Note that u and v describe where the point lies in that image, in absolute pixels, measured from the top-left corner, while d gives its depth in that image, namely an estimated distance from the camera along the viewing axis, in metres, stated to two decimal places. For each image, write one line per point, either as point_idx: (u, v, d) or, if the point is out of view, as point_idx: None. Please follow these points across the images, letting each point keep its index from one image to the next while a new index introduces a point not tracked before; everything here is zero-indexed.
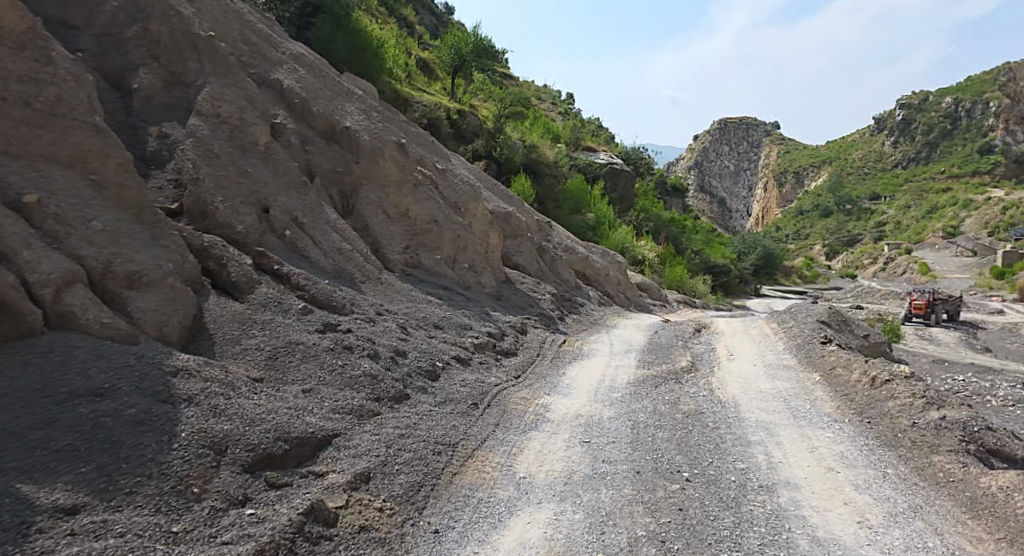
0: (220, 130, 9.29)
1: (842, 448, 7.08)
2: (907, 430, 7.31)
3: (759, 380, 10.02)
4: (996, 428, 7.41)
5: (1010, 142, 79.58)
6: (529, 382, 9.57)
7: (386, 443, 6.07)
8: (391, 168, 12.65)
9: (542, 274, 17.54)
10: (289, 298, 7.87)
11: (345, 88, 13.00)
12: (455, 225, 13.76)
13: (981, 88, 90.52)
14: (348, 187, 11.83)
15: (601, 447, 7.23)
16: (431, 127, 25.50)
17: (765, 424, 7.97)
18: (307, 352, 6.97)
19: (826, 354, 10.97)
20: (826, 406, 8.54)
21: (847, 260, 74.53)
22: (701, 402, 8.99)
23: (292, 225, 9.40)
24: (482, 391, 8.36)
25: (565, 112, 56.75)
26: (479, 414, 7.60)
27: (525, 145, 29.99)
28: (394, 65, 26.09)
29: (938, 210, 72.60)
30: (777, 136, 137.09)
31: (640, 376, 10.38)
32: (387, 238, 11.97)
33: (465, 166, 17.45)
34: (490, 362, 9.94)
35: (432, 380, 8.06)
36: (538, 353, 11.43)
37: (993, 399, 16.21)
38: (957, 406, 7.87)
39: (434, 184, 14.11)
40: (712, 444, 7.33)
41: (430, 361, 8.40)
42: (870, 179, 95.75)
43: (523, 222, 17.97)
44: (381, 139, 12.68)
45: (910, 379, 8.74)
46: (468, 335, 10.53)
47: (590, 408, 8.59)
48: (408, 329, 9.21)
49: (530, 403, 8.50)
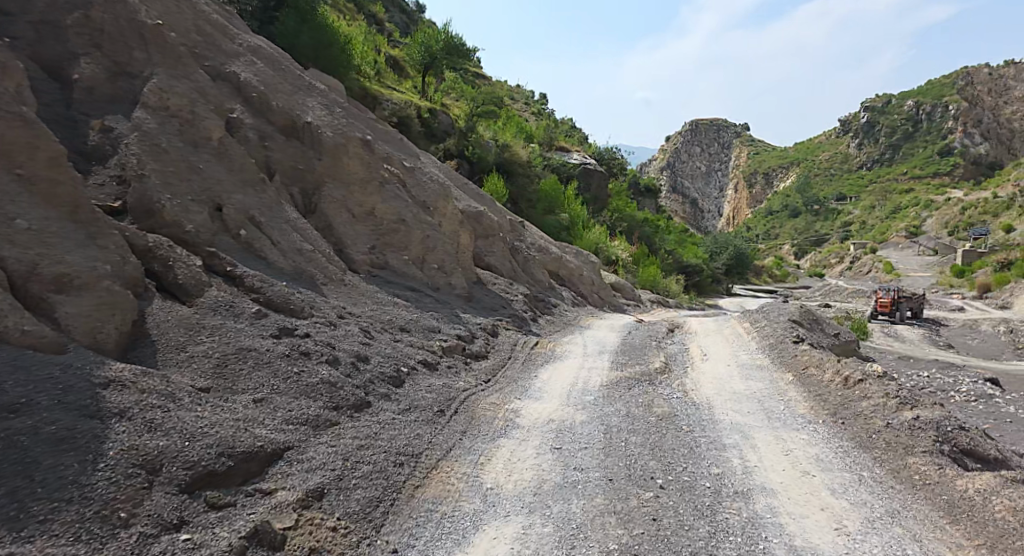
0: (169, 125, 8.79)
1: (817, 450, 6.93)
2: (882, 430, 7.19)
3: (733, 381, 9.87)
4: (969, 427, 7.34)
5: (968, 144, 82.19)
6: (499, 387, 9.23)
7: (344, 455, 5.69)
8: (355, 166, 12.22)
9: (515, 274, 17.26)
10: (242, 301, 7.44)
11: (307, 83, 12.55)
12: (423, 224, 13.38)
13: (941, 92, 93.38)
14: (310, 185, 11.38)
15: (573, 454, 6.94)
16: (401, 125, 25.05)
17: (739, 427, 7.79)
18: (260, 359, 6.55)
19: (799, 353, 10.90)
20: (800, 407, 8.40)
21: (815, 259, 76.01)
22: (675, 404, 8.79)
23: (247, 224, 8.96)
24: (450, 397, 8.01)
25: (539, 112, 56.68)
26: (445, 421, 7.25)
27: (498, 144, 29.72)
28: (362, 62, 25.58)
29: (902, 210, 74.55)
30: (747, 138, 139.40)
31: (613, 378, 10.15)
32: (351, 238, 11.54)
33: (435, 164, 17.08)
34: (459, 366, 9.59)
35: (397, 386, 7.68)
36: (509, 356, 11.12)
37: (958, 395, 16.46)
38: (930, 405, 7.79)
39: (401, 183, 13.72)
40: (686, 449, 7.11)
41: (394, 367, 8.02)
42: (837, 180, 97.92)
43: (495, 222, 17.66)
44: (345, 135, 12.26)
45: (883, 379, 8.67)
46: (436, 338, 10.18)
47: (561, 412, 8.32)
48: (372, 333, 8.81)
49: (500, 409, 8.18)
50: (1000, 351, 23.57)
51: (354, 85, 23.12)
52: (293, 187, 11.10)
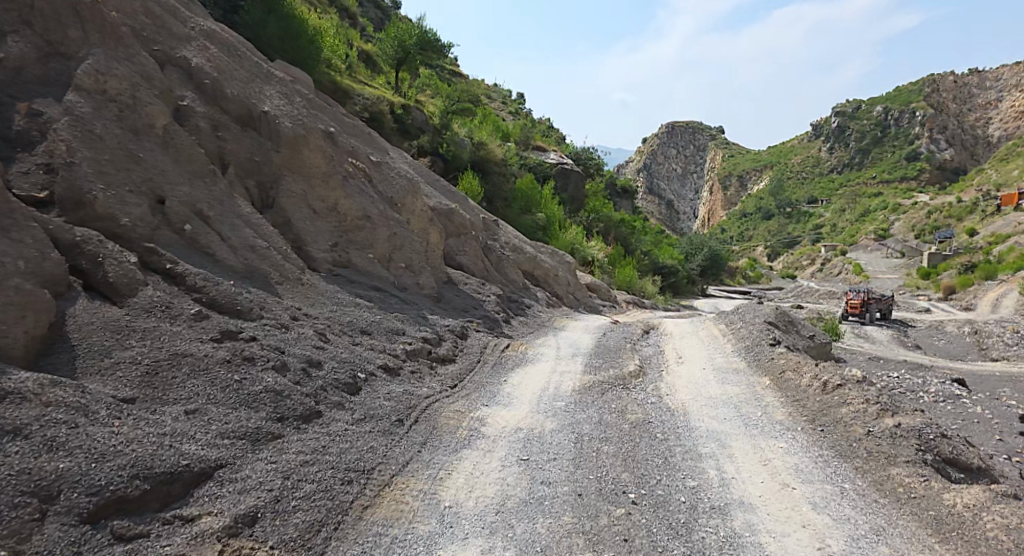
0: (107, 110, 8.07)
1: (797, 461, 6.56)
2: (862, 439, 6.86)
3: (709, 385, 9.50)
4: (951, 435, 7.06)
5: (934, 150, 83.99)
6: (466, 393, 8.72)
7: (284, 474, 5.16)
8: (316, 159, 11.59)
9: (487, 274, 16.76)
10: (181, 302, 6.81)
11: (265, 71, 11.87)
12: (390, 221, 12.81)
13: (908, 97, 95.37)
14: (266, 178, 10.72)
15: (541, 466, 6.48)
16: (373, 121, 24.32)
17: (716, 435, 7.40)
18: (196, 366, 5.97)
19: (775, 356, 10.60)
20: (778, 413, 8.06)
21: (787, 261, 76.91)
22: (649, 410, 8.39)
23: (193, 219, 8.32)
24: (411, 404, 7.47)
25: (515, 111, 56.15)
26: (403, 431, 6.73)
27: (472, 142, 29.17)
28: (333, 55, 24.75)
29: (871, 213, 75.92)
30: (721, 141, 140.93)
31: (585, 382, 9.72)
32: (311, 235, 10.92)
33: (404, 160, 16.47)
34: (423, 372, 9.05)
35: (351, 394, 7.13)
36: (478, 360, 10.60)
37: (927, 396, 16.45)
38: (910, 411, 7.49)
39: (367, 178, 13.12)
40: (661, 459, 6.70)
41: (351, 373, 7.47)
42: (809, 183, 99.50)
43: (467, 220, 17.14)
44: (306, 126, 11.61)
45: (862, 384, 8.37)
46: (400, 341, 9.64)
47: (531, 420, 7.85)
48: (328, 336, 8.23)
49: (464, 417, 7.65)
50: (965, 352, 23.86)
51: (325, 79, 22.36)
52: (249, 180, 10.43)
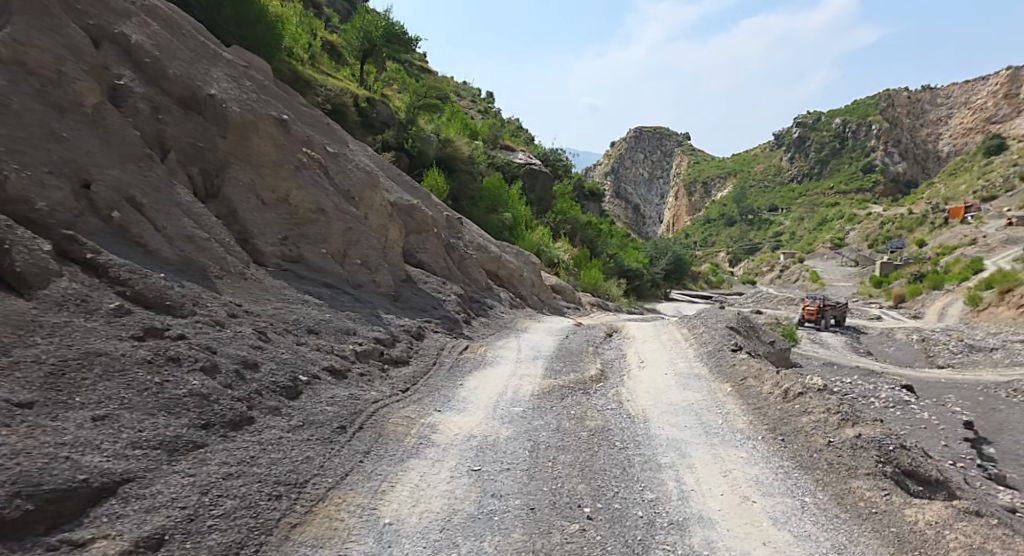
0: (25, 84, 7.34)
1: (759, 472, 6.33)
2: (822, 450, 6.69)
3: (670, 391, 9.25)
4: (909, 446, 6.95)
5: (889, 163, 86.94)
6: (418, 397, 8.26)
7: (202, 489, 4.66)
8: (266, 147, 10.95)
9: (449, 273, 16.28)
10: (101, 295, 6.18)
11: (212, 52, 11.17)
12: (345, 214, 12.24)
13: (865, 111, 98.50)
14: (211, 165, 10.05)
15: (492, 477, 6.08)
16: (335, 113, 23.55)
17: (676, 444, 7.13)
18: (111, 367, 5.38)
19: (737, 362, 10.45)
20: (739, 421, 7.84)
21: (748, 267, 78.45)
22: (609, 416, 8.08)
23: (123, 206, 7.67)
24: (356, 409, 7.00)
25: (484, 110, 55.67)
26: (344, 438, 6.25)
27: (439, 139, 28.63)
28: (295, 44, 23.88)
29: (828, 222, 78.10)
30: (687, 147, 143.39)
31: (544, 386, 9.37)
32: (259, 227, 10.30)
33: (364, 152, 15.87)
34: (373, 375, 8.55)
35: (290, 398, 6.61)
36: (434, 362, 10.14)
37: (878, 401, 16.72)
38: (870, 421, 7.36)
39: (322, 169, 12.53)
40: (619, 470, 6.38)
41: (291, 375, 6.95)
42: (770, 191, 101.83)
43: (429, 216, 16.63)
44: (255, 112, 10.97)
45: (823, 393, 8.23)
46: (349, 341, 9.12)
47: (485, 427, 7.44)
48: (269, 335, 7.67)
49: (413, 424, 7.19)
50: (914, 359, 24.49)
51: (285, 68, 21.53)
52: (191, 167, 9.74)
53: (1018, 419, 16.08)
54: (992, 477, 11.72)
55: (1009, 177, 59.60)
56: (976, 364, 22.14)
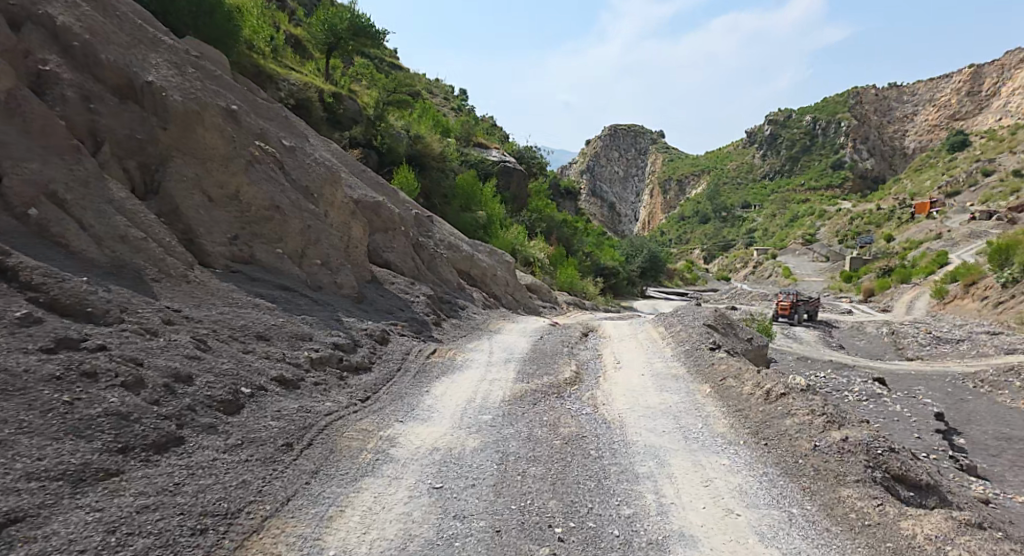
0: None
1: (744, 480, 5.78)
2: (808, 454, 6.19)
3: (647, 393, 8.72)
4: (898, 448, 6.51)
5: (857, 159, 88.41)
6: (378, 407, 7.61)
7: (108, 527, 4.00)
8: (213, 140, 10.36)
9: (418, 273, 15.61)
10: (7, 303, 5.46)
11: (152, 36, 10.50)
12: (303, 212, 11.63)
13: (834, 108, 100.05)
14: (151, 159, 9.52)
15: (455, 495, 5.48)
16: (299, 108, 22.71)
17: (654, 450, 6.55)
18: (10, 385, 4.69)
19: (716, 362, 10.02)
20: (720, 425, 7.31)
21: (722, 263, 79.02)
22: (583, 422, 7.50)
23: (44, 202, 6.96)
24: (306, 422, 6.35)
25: (458, 107, 54.96)
26: (290, 457, 5.61)
27: (409, 135, 27.91)
28: (257, 36, 22.93)
29: (799, 218, 79.07)
30: (662, 145, 144.26)
31: (515, 391, 8.75)
32: (205, 225, 9.75)
33: (323, 147, 15.31)
34: (330, 383, 7.93)
35: (228, 414, 5.98)
36: (399, 367, 9.47)
37: (851, 395, 16.57)
38: (857, 423, 6.89)
39: (277, 164, 11.95)
40: (593, 482, 5.78)
41: (231, 387, 6.30)
42: (743, 188, 102.88)
43: (396, 214, 15.95)
44: (200, 102, 10.35)
45: (806, 393, 7.79)
46: (304, 348, 8.51)
47: (450, 438, 6.80)
48: (209, 344, 7.01)
49: (370, 437, 6.53)
50: (885, 351, 24.56)
51: (245, 61, 20.66)
52: (128, 160, 9.18)
53: (987, 410, 16.07)
54: (964, 467, 11.53)
55: (972, 172, 60.84)
56: (944, 355, 22.23)
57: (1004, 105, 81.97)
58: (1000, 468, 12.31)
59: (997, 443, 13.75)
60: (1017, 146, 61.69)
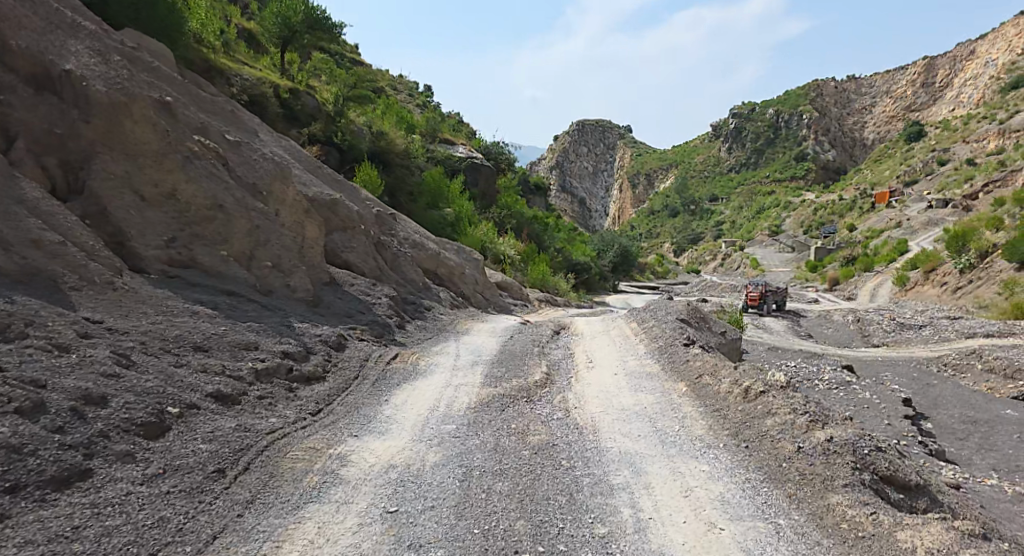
0: None
1: (725, 489, 5.26)
2: (792, 458, 5.72)
3: (620, 395, 8.17)
4: (885, 447, 6.08)
5: (819, 150, 89.96)
6: (331, 420, 6.90)
7: None
8: (143, 133, 9.77)
9: (380, 273, 14.92)
10: None
11: (71, 20, 9.93)
12: (249, 210, 11.03)
13: (796, 101, 101.65)
14: (73, 155, 9.03)
15: (412, 520, 4.75)
16: (253, 104, 21.77)
17: (630, 459, 5.90)
18: None
19: (690, 358, 9.60)
20: (698, 428, 6.78)
21: (692, 256, 79.64)
22: (554, 429, 6.82)
23: None
24: (242, 444, 5.66)
25: (424, 104, 53.95)
26: (220, 486, 4.93)
27: (371, 132, 27.08)
28: (206, 29, 21.82)
29: (765, 210, 80.12)
30: (629, 140, 144.93)
31: (481, 397, 8.10)
32: (137, 227, 9.15)
33: (272, 143, 14.74)
34: (276, 397, 7.24)
35: (150, 439, 5.34)
36: (355, 376, 8.76)
37: (821, 383, 16.45)
38: (840, 421, 6.45)
39: (220, 160, 11.33)
40: (565, 497, 5.09)
41: (155, 408, 5.69)
42: (710, 181, 103.97)
43: (355, 212, 15.26)
44: (127, 92, 9.79)
45: (787, 391, 7.34)
46: (247, 358, 7.84)
47: (408, 453, 6.00)
48: (131, 360, 6.40)
49: (319, 456, 5.78)
50: (851, 339, 24.70)
51: (193, 55, 19.61)
52: (46, 158, 8.72)
53: (952, 394, 16.10)
54: (933, 453, 11.35)
55: (928, 161, 62.20)
56: (908, 341, 22.38)
57: (956, 95, 84.29)
58: (968, 451, 12.18)
59: (964, 427, 13.67)
60: (970, 134, 63.41)
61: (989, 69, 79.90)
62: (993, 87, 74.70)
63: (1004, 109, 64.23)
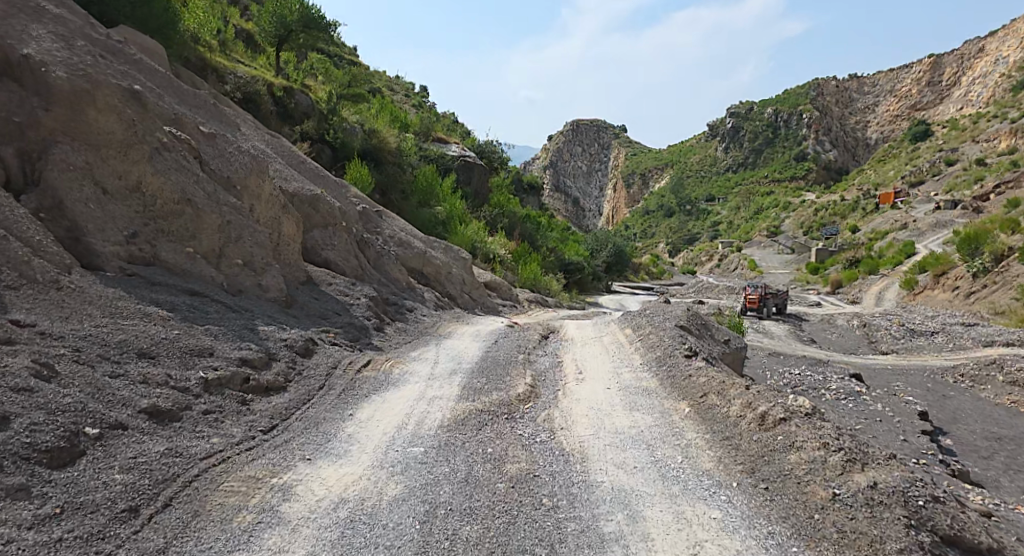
0: None
1: (741, 547, 4.34)
2: (826, 509, 4.83)
3: (614, 416, 7.31)
4: (938, 493, 5.25)
5: (820, 151, 89.03)
6: (284, 440, 6.06)
7: None
8: (108, 122, 8.98)
9: (362, 272, 14.09)
10: None
11: (35, 5, 9.41)
12: (221, 206, 10.19)
13: (796, 100, 100.55)
14: (32, 145, 8.33)
15: None
16: (247, 103, 20.90)
17: (623, 498, 5.04)
18: None
19: (693, 373, 8.74)
20: (705, 460, 5.92)
21: (688, 257, 78.63)
22: (537, 456, 5.96)
23: None
24: (168, 474, 4.87)
25: (419, 104, 53.01)
26: (128, 530, 4.12)
27: (365, 129, 26.21)
28: (203, 28, 20.92)
29: (764, 211, 79.16)
30: (625, 139, 143.93)
31: (457, 413, 7.25)
32: (96, 221, 8.29)
33: (253, 136, 13.91)
34: (226, 412, 6.41)
35: (53, 469, 4.51)
36: (321, 387, 7.91)
37: (829, 393, 15.55)
38: (884, 460, 5.58)
39: (193, 152, 10.51)
40: (547, 551, 4.23)
41: (68, 430, 4.86)
42: (707, 181, 102.73)
43: (337, 208, 14.42)
44: (91, 77, 9.04)
45: (812, 419, 6.49)
46: (200, 366, 7.00)
47: (366, 484, 5.19)
48: (56, 370, 5.56)
49: (258, 487, 4.96)
50: (857, 345, 23.77)
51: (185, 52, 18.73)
52: (2, 148, 8.07)
53: (971, 407, 15.26)
54: (957, 473, 10.49)
55: (935, 161, 61.23)
56: (919, 348, 21.48)
57: (964, 94, 83.28)
58: (995, 471, 11.34)
59: (986, 444, 12.81)
60: (978, 134, 62.49)
61: (999, 67, 78.87)
62: (1001, 86, 73.76)
63: (1013, 108, 63.31)
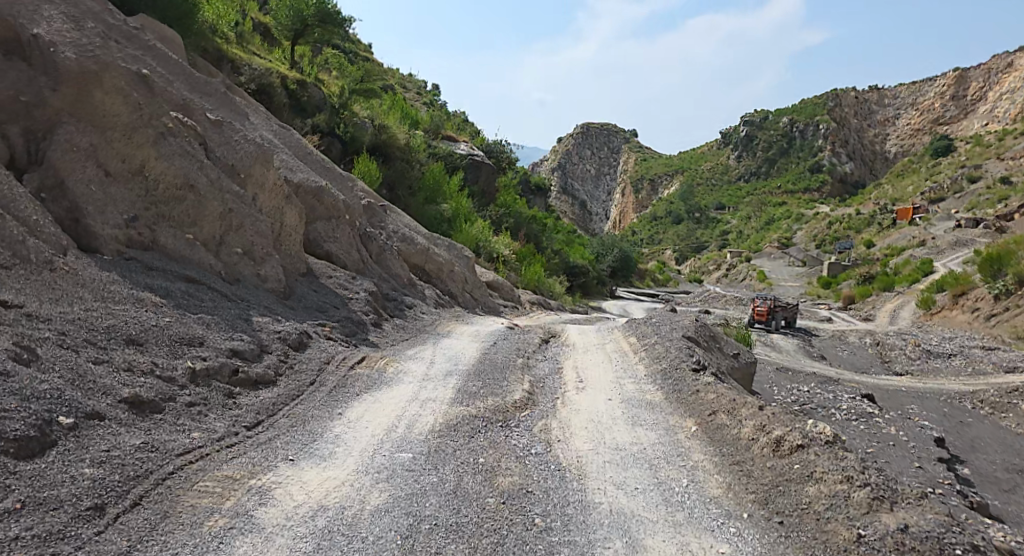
0: None
1: None
2: (849, 551, 4.43)
3: (616, 430, 6.96)
4: (975, 539, 4.83)
5: (836, 163, 87.75)
6: (267, 438, 5.79)
7: None
8: (114, 104, 8.80)
9: (364, 266, 13.87)
10: None
11: None
12: (224, 194, 9.97)
13: (814, 110, 99.06)
14: (38, 124, 8.18)
15: None
16: (260, 94, 20.76)
17: (622, 524, 4.69)
18: None
19: (700, 389, 8.37)
20: (713, 485, 5.57)
21: (695, 266, 77.76)
22: (531, 469, 5.63)
23: None
24: (140, 470, 4.60)
25: (431, 102, 52.84)
26: (91, 531, 3.83)
27: (376, 125, 26.02)
28: (221, 20, 20.81)
29: (774, 222, 78.13)
30: (635, 144, 143.11)
31: (449, 418, 6.94)
32: (97, 203, 8.09)
33: (261, 126, 13.70)
34: (210, 405, 6.15)
35: (19, 460, 4.22)
36: (313, 383, 7.64)
37: (837, 413, 15.03)
38: (914, 499, 5.17)
39: (199, 139, 10.31)
40: None
41: (40, 418, 4.60)
42: (717, 189, 101.38)
43: (342, 201, 14.20)
44: (99, 59, 8.86)
45: (834, 448, 6.09)
46: (188, 356, 6.75)
47: (347, 491, 4.89)
48: (36, 354, 5.31)
49: (233, 490, 4.67)
50: (869, 364, 23.13)
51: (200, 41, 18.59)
52: (7, 125, 7.92)
53: (991, 436, 14.67)
54: (976, 506, 9.98)
55: (956, 178, 60.02)
56: (935, 371, 20.84)
57: (989, 111, 81.70)
58: (1015, 506, 10.81)
59: (1007, 477, 12.28)
60: (1004, 152, 61.22)
61: None
62: None
63: None
